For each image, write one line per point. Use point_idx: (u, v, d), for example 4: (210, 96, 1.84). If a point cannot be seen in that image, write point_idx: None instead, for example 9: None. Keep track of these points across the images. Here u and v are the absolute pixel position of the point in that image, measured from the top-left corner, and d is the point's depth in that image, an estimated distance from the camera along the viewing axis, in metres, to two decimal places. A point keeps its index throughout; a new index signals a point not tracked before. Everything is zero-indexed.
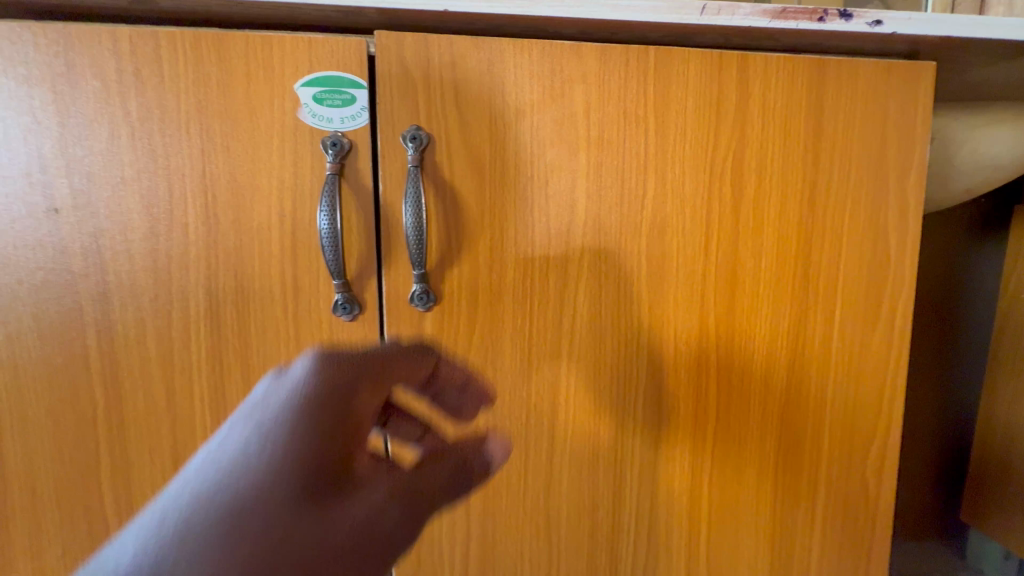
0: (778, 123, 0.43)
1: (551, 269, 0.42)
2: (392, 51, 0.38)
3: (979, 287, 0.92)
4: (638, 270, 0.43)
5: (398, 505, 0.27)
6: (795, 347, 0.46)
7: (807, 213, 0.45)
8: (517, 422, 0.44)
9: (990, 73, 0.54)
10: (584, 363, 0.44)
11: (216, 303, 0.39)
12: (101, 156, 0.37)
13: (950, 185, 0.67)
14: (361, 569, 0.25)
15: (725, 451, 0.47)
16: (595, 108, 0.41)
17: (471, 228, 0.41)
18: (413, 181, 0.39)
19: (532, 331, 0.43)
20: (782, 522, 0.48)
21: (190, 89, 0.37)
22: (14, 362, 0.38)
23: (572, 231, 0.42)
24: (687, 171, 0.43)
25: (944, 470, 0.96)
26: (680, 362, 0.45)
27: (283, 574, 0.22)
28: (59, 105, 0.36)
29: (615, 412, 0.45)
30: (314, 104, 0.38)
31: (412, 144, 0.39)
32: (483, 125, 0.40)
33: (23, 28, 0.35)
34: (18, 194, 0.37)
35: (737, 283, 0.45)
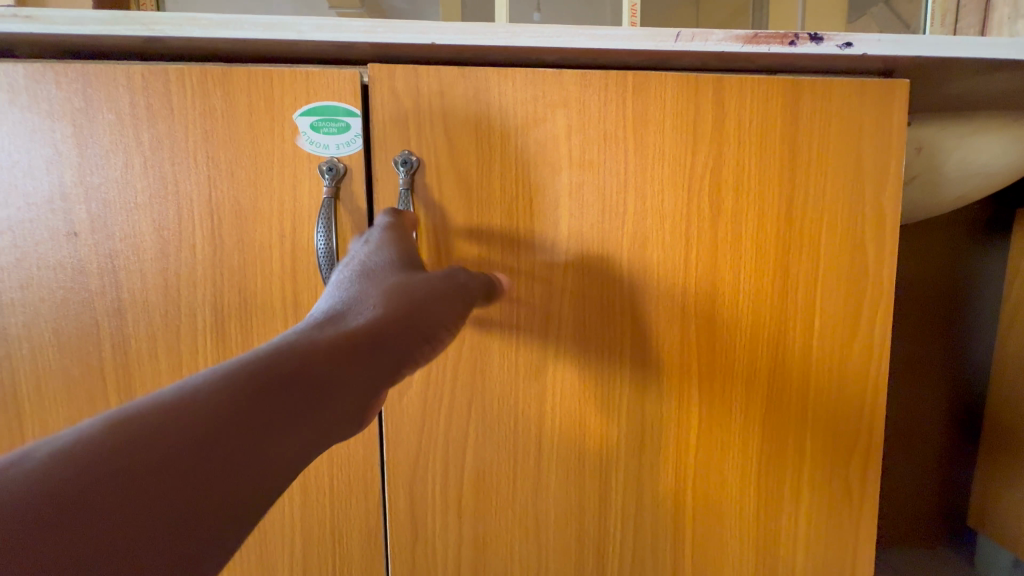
0: (755, 140, 0.45)
1: (538, 282, 0.44)
2: (384, 81, 0.41)
3: (979, 292, 0.92)
4: (621, 282, 0.45)
5: (460, 277, 0.39)
6: (776, 355, 0.48)
7: (784, 226, 0.46)
8: (507, 429, 0.46)
9: (971, 86, 0.55)
10: (570, 372, 0.46)
11: (222, 319, 0.42)
12: (116, 183, 0.40)
13: (938, 192, 0.68)
14: (452, 301, 0.37)
15: (709, 456, 0.48)
16: (576, 131, 0.43)
17: (460, 244, 0.43)
18: (403, 204, 0.42)
19: (519, 341, 0.45)
20: (768, 525, 0.49)
21: (198, 121, 0.40)
22: (37, 374, 0.41)
23: (557, 245, 0.44)
24: (666, 188, 0.45)
25: (946, 475, 0.96)
26: (664, 371, 0.47)
27: (409, 297, 0.36)
28: (79, 137, 0.39)
29: (601, 418, 0.47)
30: (311, 132, 0.41)
31: (403, 167, 0.41)
32: (471, 147, 0.42)
33: (45, 68, 0.38)
34: (41, 219, 0.40)
35: (717, 294, 0.46)
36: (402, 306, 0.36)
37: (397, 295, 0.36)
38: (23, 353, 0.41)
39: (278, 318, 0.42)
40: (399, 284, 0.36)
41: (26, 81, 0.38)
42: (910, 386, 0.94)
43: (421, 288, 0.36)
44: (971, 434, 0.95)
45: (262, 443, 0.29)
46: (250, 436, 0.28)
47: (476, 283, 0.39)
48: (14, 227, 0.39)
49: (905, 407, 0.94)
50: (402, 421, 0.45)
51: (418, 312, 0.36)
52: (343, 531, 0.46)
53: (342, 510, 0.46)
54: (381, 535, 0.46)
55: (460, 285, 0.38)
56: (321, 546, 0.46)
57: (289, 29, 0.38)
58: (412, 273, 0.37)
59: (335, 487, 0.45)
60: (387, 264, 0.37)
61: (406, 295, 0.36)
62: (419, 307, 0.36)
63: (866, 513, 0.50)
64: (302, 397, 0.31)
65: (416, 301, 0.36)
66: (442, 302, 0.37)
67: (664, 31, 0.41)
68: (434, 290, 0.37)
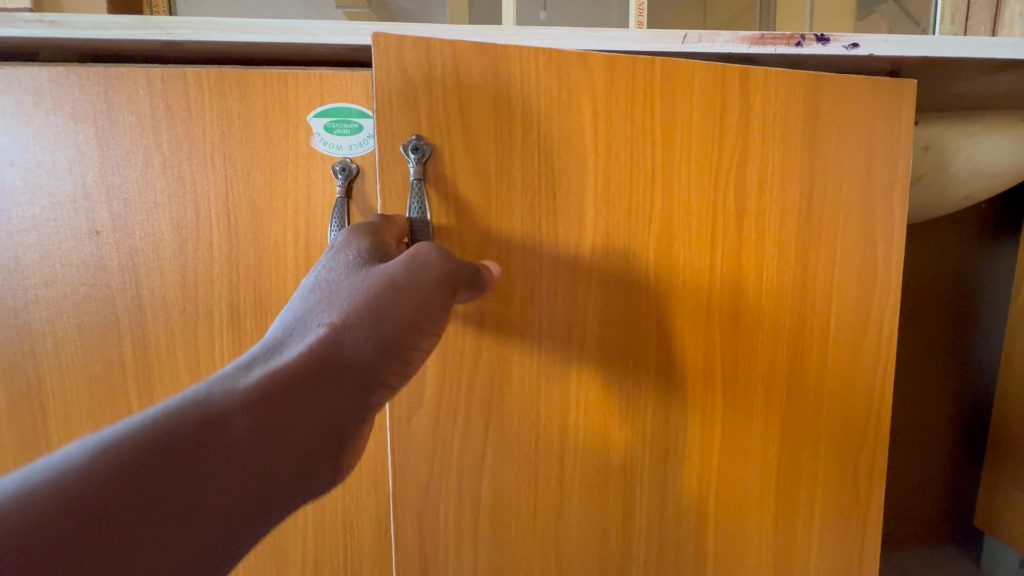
0: (777, 132, 0.45)
1: (561, 278, 0.43)
2: (392, 61, 0.38)
3: (988, 292, 0.91)
4: (648, 279, 0.44)
5: (437, 256, 0.34)
6: (794, 356, 0.48)
7: (803, 225, 0.47)
8: (530, 432, 0.45)
9: (978, 86, 0.55)
10: (595, 372, 0.45)
11: (238, 315, 0.43)
12: (135, 184, 0.41)
13: (945, 190, 0.68)
14: (428, 290, 0.33)
15: (730, 457, 0.48)
16: (602, 120, 0.42)
17: (477, 239, 0.42)
18: (417, 195, 0.40)
19: (545, 340, 0.44)
20: (785, 527, 0.50)
21: (215, 122, 0.41)
22: (59, 368, 0.42)
23: (579, 243, 0.43)
24: (692, 185, 0.44)
25: (953, 475, 0.96)
26: (687, 372, 0.46)
27: (378, 295, 0.33)
28: (101, 139, 0.40)
29: (626, 419, 0.46)
30: (325, 133, 0.41)
31: (414, 155, 0.39)
32: (488, 136, 0.40)
33: (69, 71, 0.39)
34: (65, 219, 0.41)
35: (739, 294, 0.46)
36: (372, 310, 0.32)
37: (366, 299, 0.33)
38: (47, 348, 0.42)
39: None
40: (369, 281, 0.33)
41: (51, 84, 0.39)
42: (916, 385, 0.94)
43: (390, 283, 0.33)
44: (978, 435, 0.95)
45: (231, 463, 0.27)
46: (220, 455, 0.27)
47: (456, 268, 0.35)
48: (39, 227, 0.41)
49: (912, 407, 0.94)
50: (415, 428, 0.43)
51: (390, 312, 0.33)
52: (354, 523, 0.47)
53: (353, 503, 0.47)
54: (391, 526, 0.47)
55: (434, 270, 0.34)
56: (332, 540, 0.47)
57: (304, 32, 0.39)
58: (379, 266, 0.34)
59: (348, 479, 0.47)
60: (353, 266, 0.35)
61: (373, 296, 0.33)
62: (390, 309, 0.33)
63: (874, 512, 0.52)
64: (274, 414, 0.29)
65: (387, 301, 0.33)
66: (415, 295, 0.33)
67: (671, 33, 0.42)
68: (405, 284, 0.33)
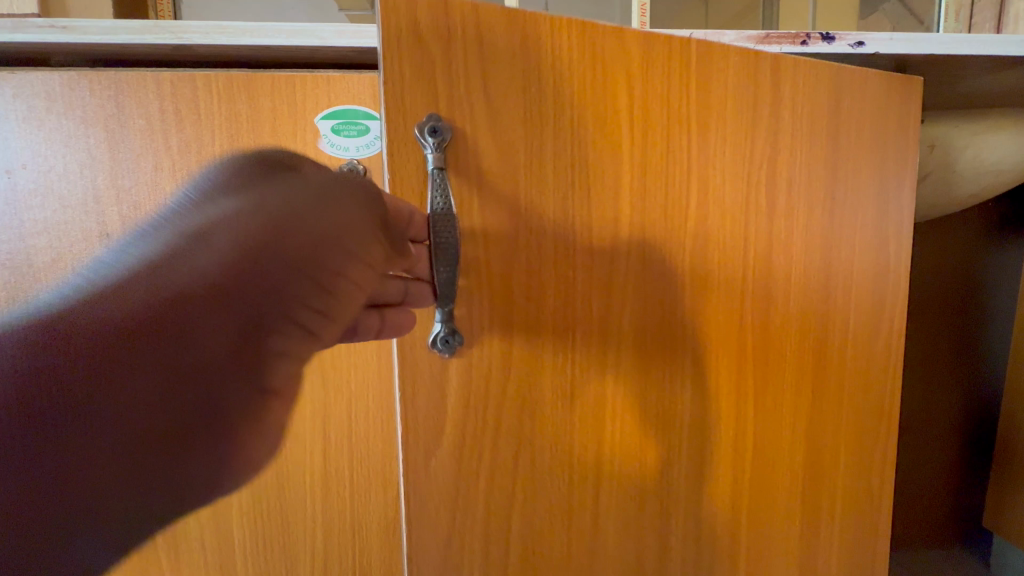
0: (805, 123, 0.42)
1: (593, 281, 0.34)
2: (403, 7, 0.28)
3: (995, 291, 0.91)
4: (684, 279, 0.38)
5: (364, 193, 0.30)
6: (818, 361, 0.46)
7: (828, 225, 0.45)
8: (559, 478, 0.35)
9: (982, 84, 0.55)
10: (631, 392, 0.37)
11: None
12: (146, 187, 0.41)
13: (952, 189, 0.68)
14: (355, 209, 0.30)
15: (762, 474, 0.44)
16: (642, 107, 0.35)
17: (504, 250, 0.32)
18: (439, 189, 0.29)
19: (574, 356, 0.34)
20: (808, 538, 0.48)
21: (224, 126, 0.41)
22: None
23: (618, 241, 0.35)
24: (728, 182, 0.39)
25: (961, 474, 0.96)
26: (723, 385, 0.41)
27: (279, 210, 0.27)
28: (112, 142, 0.41)
29: (663, 446, 0.39)
30: (332, 135, 0.42)
31: (431, 139, 0.29)
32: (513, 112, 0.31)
33: (80, 76, 0.40)
34: (76, 222, 0.41)
35: (771, 298, 0.43)
36: (282, 229, 0.27)
37: (275, 214, 0.27)
38: None
39: None
40: (272, 196, 0.28)
41: (62, 89, 0.40)
42: (924, 385, 0.93)
43: (306, 198, 0.28)
44: (984, 434, 0.94)
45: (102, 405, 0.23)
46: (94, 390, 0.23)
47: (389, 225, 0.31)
48: (50, 230, 0.41)
49: (920, 407, 0.94)
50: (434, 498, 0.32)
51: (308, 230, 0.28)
52: (363, 522, 0.47)
53: (362, 502, 0.47)
54: (399, 525, 0.48)
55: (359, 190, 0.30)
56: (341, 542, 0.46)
57: (312, 35, 0.40)
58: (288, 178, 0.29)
59: (356, 479, 0.47)
60: (255, 179, 0.29)
61: (289, 218, 0.28)
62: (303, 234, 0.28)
63: (882, 510, 0.52)
64: (163, 347, 0.24)
65: (300, 224, 0.28)
66: (345, 219, 0.29)
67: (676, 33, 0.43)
68: (326, 200, 0.29)
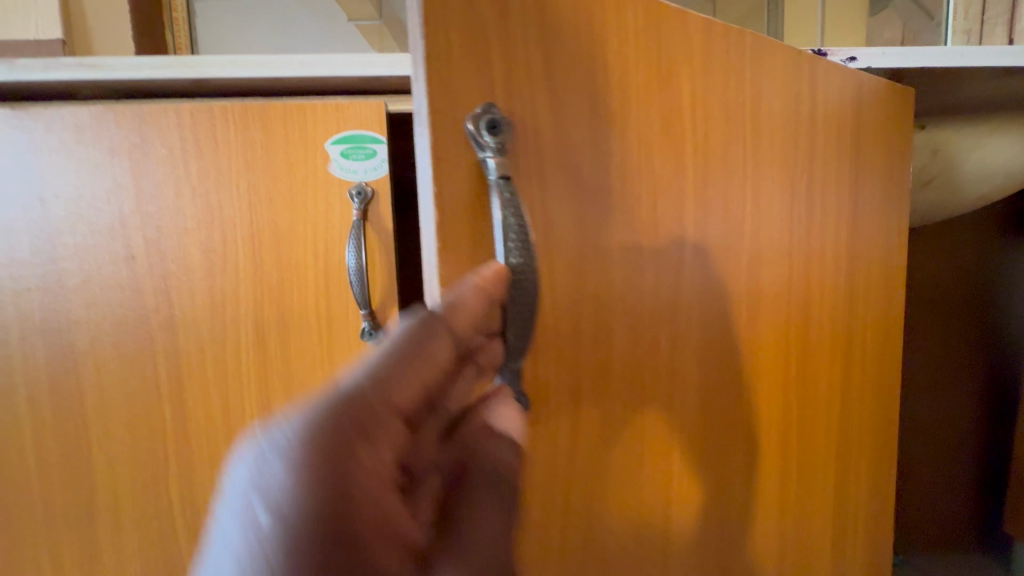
0: (829, 132, 0.42)
1: (651, 285, 0.33)
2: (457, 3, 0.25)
3: (1010, 291, 0.90)
4: (730, 279, 0.37)
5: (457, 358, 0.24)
6: (846, 355, 0.46)
7: (848, 228, 0.45)
8: (632, 480, 0.33)
9: (979, 91, 0.56)
10: (691, 388, 0.36)
11: (264, 332, 0.45)
12: (168, 212, 0.44)
13: (953, 192, 0.69)
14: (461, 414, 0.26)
15: (802, 471, 0.44)
16: (704, 105, 0.34)
17: (573, 258, 0.29)
18: (504, 203, 0.25)
19: (642, 353, 0.33)
20: (840, 535, 0.48)
21: (240, 153, 0.44)
22: (99, 385, 0.45)
23: (681, 251, 0.34)
24: (770, 187, 0.39)
25: (979, 478, 0.94)
26: (768, 379, 0.41)
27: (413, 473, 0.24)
28: (136, 171, 0.43)
29: (718, 443, 0.38)
30: (341, 159, 0.44)
31: (490, 138, 0.25)
32: (566, 117, 0.28)
33: (107, 110, 0.42)
34: (104, 246, 0.44)
35: (807, 293, 0.43)
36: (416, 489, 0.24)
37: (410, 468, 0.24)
38: (89, 366, 0.45)
39: (314, 333, 0.46)
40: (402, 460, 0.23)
41: (91, 123, 0.43)
42: (937, 389, 0.93)
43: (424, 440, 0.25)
44: (1002, 434, 0.93)
45: None
46: None
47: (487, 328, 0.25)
48: (81, 253, 0.44)
49: (933, 410, 0.93)
50: (524, 526, 0.29)
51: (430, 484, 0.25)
52: None
53: None
54: None
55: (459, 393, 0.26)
56: None
57: (322, 66, 0.42)
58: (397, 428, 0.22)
59: None
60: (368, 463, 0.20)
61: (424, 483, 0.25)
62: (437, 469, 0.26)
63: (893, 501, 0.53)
64: None
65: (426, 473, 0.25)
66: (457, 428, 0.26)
67: None
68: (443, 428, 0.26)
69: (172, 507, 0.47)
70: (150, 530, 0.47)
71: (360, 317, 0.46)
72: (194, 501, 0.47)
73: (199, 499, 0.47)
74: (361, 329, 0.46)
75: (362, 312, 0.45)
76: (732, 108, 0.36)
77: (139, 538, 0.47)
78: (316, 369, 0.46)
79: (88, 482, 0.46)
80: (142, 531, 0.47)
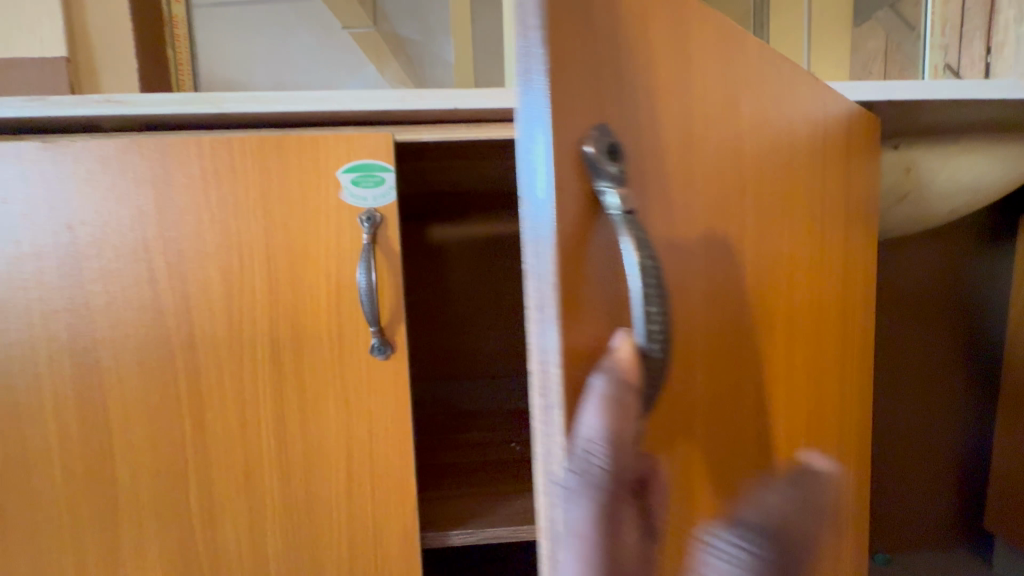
0: (820, 156, 0.45)
1: (716, 273, 0.34)
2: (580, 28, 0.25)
3: (983, 297, 0.95)
4: (765, 266, 0.39)
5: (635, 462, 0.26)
6: (844, 341, 0.50)
7: (843, 228, 0.49)
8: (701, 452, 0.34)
9: (943, 116, 0.60)
10: (743, 362, 0.37)
11: (279, 348, 0.48)
12: (189, 237, 0.47)
13: (924, 207, 0.73)
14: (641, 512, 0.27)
15: (816, 446, 0.46)
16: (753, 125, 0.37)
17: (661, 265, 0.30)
18: (631, 232, 0.25)
19: (712, 323, 0.34)
20: (838, 513, 0.51)
21: (257, 181, 0.46)
22: (122, 399, 0.48)
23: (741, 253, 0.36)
24: (794, 199, 0.41)
25: (959, 476, 0.98)
26: (797, 354, 0.43)
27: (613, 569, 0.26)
28: (159, 198, 0.46)
29: (761, 416, 0.39)
30: (352, 186, 0.47)
31: (611, 165, 0.25)
32: (659, 137, 0.30)
33: (132, 142, 0.45)
34: (128, 268, 0.47)
35: (819, 278, 0.46)
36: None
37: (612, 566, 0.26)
38: (113, 382, 0.47)
39: (327, 349, 0.49)
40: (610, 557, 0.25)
41: (116, 153, 0.45)
42: (918, 391, 0.97)
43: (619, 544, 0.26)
44: (982, 432, 0.97)
45: None
46: None
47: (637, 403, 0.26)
48: (106, 276, 0.46)
49: (913, 412, 0.97)
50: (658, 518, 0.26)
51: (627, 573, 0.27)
52: (385, 533, 0.51)
53: (382, 516, 0.51)
54: (416, 533, 0.52)
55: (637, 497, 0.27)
56: (367, 548, 0.51)
57: (334, 101, 0.45)
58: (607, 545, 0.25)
59: (377, 495, 0.51)
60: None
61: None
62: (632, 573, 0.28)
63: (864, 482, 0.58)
64: None
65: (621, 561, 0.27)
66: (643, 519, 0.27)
67: None
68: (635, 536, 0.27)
69: (191, 513, 0.49)
70: (169, 536, 0.49)
71: (370, 333, 0.49)
72: (212, 508, 0.49)
73: (217, 506, 0.50)
74: (371, 344, 0.49)
75: (371, 330, 0.48)
76: (769, 131, 0.39)
77: (159, 545, 0.49)
78: (329, 382, 0.49)
79: (112, 490, 0.48)
80: (163, 538, 0.49)
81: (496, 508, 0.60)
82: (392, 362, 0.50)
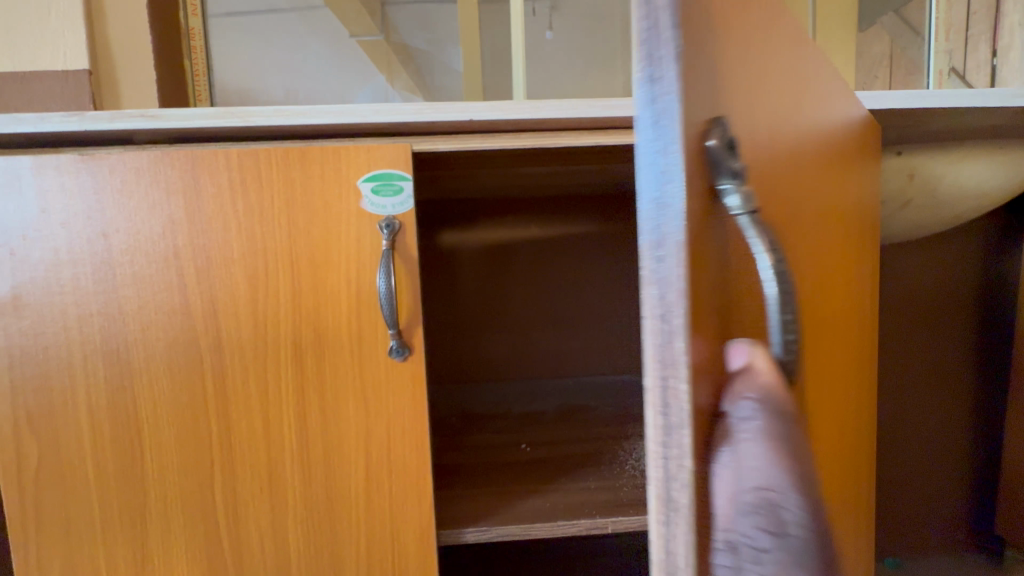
0: (843, 147, 0.45)
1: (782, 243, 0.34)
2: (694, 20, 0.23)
3: (990, 300, 0.95)
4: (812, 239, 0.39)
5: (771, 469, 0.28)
6: (861, 321, 0.51)
7: (858, 211, 0.50)
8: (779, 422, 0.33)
9: (947, 122, 0.61)
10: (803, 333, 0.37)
11: (301, 350, 0.50)
12: (217, 243, 0.49)
13: (925, 210, 0.75)
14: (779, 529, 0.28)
15: (846, 422, 0.47)
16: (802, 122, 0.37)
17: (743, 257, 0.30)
18: (754, 229, 0.26)
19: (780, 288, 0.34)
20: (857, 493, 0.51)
21: (282, 190, 0.49)
22: (152, 399, 0.50)
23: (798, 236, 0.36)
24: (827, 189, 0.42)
25: (968, 479, 0.99)
26: (834, 328, 0.43)
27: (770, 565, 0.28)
28: (189, 207, 0.48)
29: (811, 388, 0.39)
30: (372, 195, 0.49)
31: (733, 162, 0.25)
32: (744, 133, 0.29)
33: (164, 154, 0.48)
34: (159, 274, 0.49)
35: (845, 256, 0.46)
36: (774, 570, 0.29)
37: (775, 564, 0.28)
38: (143, 382, 0.50)
39: (348, 350, 0.51)
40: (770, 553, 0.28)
41: (149, 165, 0.48)
42: (925, 393, 0.97)
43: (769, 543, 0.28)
44: (992, 434, 0.97)
45: None
46: None
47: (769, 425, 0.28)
48: (138, 281, 0.49)
49: (921, 414, 0.98)
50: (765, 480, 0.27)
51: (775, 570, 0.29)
52: (402, 530, 0.53)
53: (400, 513, 0.53)
54: (432, 530, 0.53)
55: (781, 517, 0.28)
56: (383, 543, 0.53)
57: (355, 114, 0.47)
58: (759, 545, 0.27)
59: (394, 492, 0.52)
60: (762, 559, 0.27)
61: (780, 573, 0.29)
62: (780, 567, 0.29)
63: None
64: None
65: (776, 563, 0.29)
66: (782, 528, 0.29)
67: None
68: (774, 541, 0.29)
69: (217, 510, 0.51)
70: (196, 531, 0.51)
71: (389, 335, 0.51)
72: (236, 504, 0.51)
73: (242, 502, 0.51)
74: (389, 346, 0.51)
75: (390, 333, 0.50)
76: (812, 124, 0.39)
77: (186, 540, 0.51)
78: (349, 382, 0.51)
79: (141, 487, 0.50)
80: (189, 533, 0.51)
81: (508, 507, 0.61)
82: (410, 364, 0.51)
